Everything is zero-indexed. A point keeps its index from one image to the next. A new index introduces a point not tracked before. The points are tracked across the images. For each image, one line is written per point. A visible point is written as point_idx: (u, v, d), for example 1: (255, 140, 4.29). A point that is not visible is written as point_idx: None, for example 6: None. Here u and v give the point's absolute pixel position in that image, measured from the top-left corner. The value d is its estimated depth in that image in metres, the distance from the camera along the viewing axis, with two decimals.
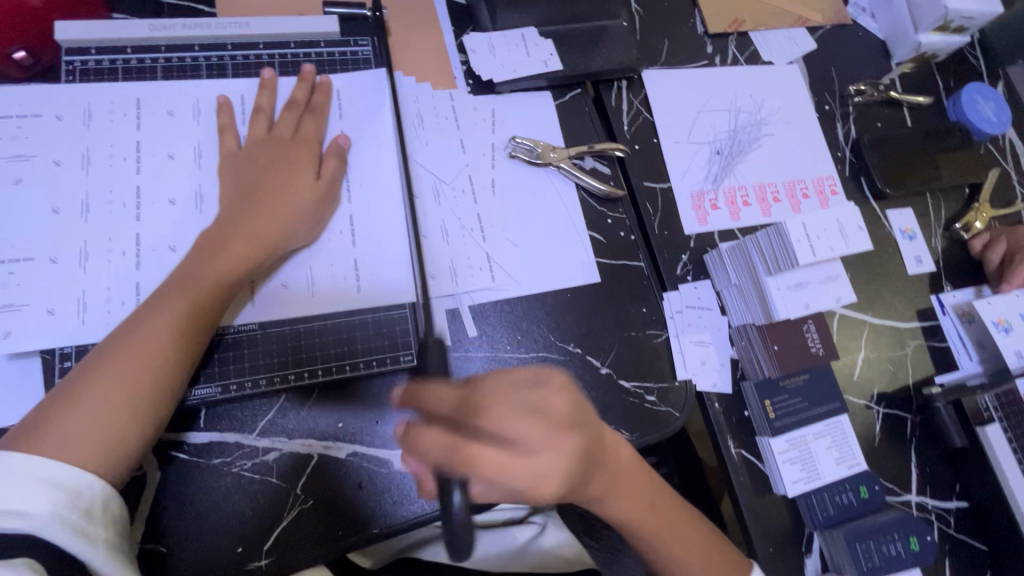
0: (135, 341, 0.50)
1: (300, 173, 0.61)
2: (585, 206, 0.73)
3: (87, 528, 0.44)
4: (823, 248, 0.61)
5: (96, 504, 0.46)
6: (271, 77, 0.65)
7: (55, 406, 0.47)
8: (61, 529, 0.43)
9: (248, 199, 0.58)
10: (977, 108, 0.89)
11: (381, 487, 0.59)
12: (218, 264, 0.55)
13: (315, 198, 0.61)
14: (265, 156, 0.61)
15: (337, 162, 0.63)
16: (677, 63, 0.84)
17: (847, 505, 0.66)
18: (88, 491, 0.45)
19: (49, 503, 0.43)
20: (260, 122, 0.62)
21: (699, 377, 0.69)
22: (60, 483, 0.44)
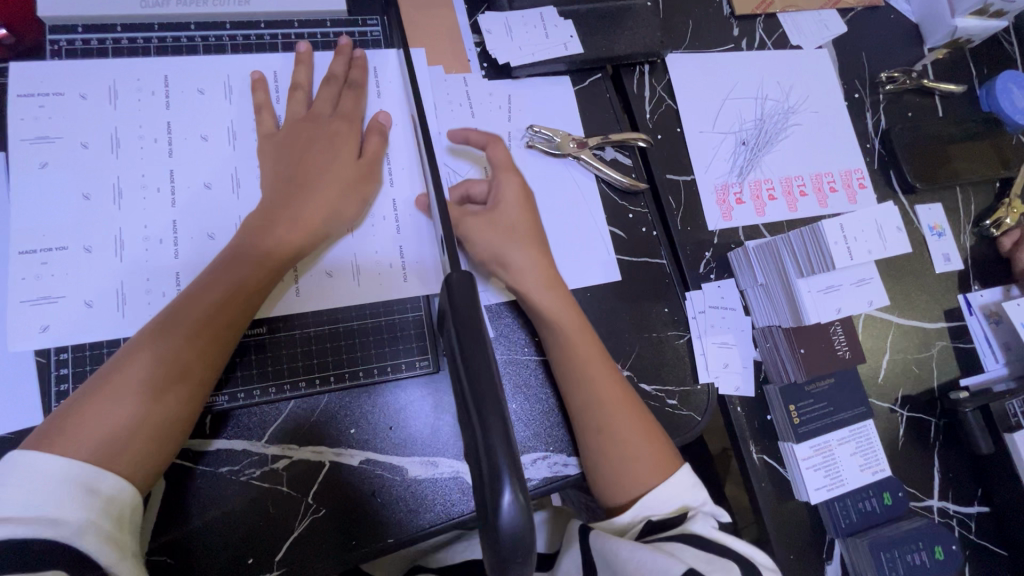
0: (168, 333, 0.47)
1: (342, 156, 0.58)
2: (606, 199, 0.70)
3: (119, 537, 0.42)
4: (861, 250, 0.58)
5: (126, 510, 0.43)
6: (307, 50, 0.61)
7: (84, 401, 0.45)
8: (95, 538, 0.40)
9: (289, 185, 0.56)
10: (1012, 97, 0.85)
11: (396, 496, 0.57)
12: (256, 254, 0.52)
13: (356, 183, 0.58)
14: (304, 140, 0.57)
15: (379, 141, 0.60)
16: (702, 46, 0.79)
17: (871, 512, 0.65)
18: (120, 496, 0.43)
19: (83, 508, 0.40)
20: (299, 99, 0.59)
21: (722, 381, 0.67)
22: (92, 487, 0.41)
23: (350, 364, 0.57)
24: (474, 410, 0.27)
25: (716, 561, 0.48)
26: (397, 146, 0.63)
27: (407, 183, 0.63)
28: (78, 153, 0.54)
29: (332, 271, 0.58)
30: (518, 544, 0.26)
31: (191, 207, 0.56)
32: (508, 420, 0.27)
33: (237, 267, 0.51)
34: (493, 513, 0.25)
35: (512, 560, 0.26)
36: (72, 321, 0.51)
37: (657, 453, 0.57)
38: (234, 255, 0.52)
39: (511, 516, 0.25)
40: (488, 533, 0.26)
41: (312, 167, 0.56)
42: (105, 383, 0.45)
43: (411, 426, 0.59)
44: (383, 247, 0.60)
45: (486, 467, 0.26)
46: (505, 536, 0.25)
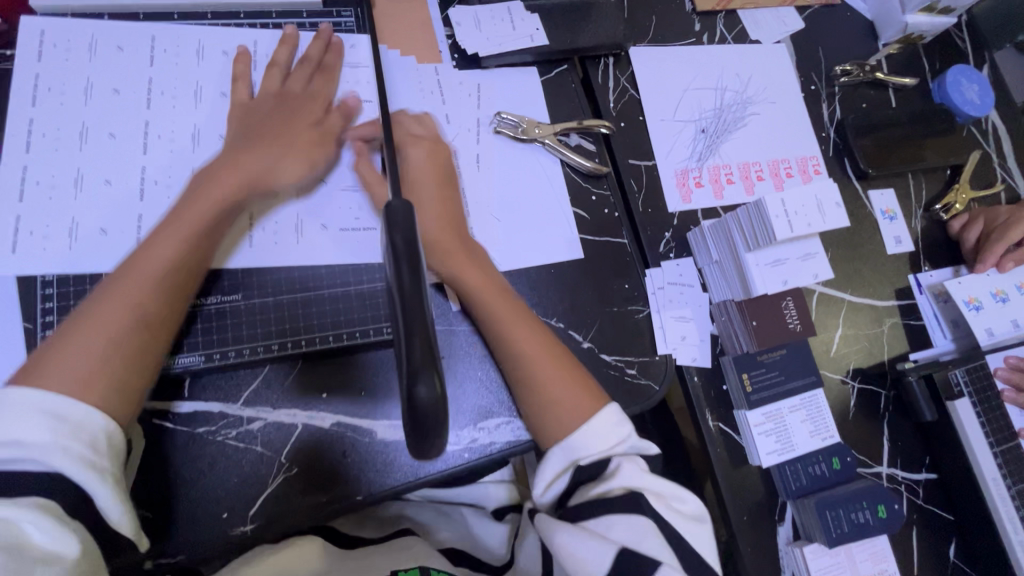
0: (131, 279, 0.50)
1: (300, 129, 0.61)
2: (571, 182, 0.74)
3: (91, 462, 0.44)
4: (801, 223, 0.62)
5: (101, 439, 0.45)
6: (294, 32, 0.65)
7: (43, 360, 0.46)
8: (65, 460, 0.42)
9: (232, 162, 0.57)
10: (961, 89, 0.90)
11: (365, 457, 0.60)
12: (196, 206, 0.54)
13: (310, 142, 0.61)
14: (281, 119, 0.61)
15: (342, 123, 0.64)
16: (664, 40, 0.84)
17: (819, 476, 0.68)
18: (91, 425, 0.45)
19: (51, 432, 0.43)
20: (274, 74, 0.63)
21: (679, 352, 0.70)
22: (60, 415, 0.44)
23: (321, 331, 0.60)
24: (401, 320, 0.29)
25: (636, 518, 0.52)
26: (371, 128, 0.67)
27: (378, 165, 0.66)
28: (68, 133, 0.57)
29: (303, 243, 0.61)
30: (431, 419, 0.28)
31: (172, 178, 0.59)
32: (433, 337, 0.29)
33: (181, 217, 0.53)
34: (409, 394, 0.28)
35: (428, 427, 0.29)
36: (63, 284, 0.54)
37: (588, 389, 0.59)
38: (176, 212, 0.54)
39: (426, 400, 0.27)
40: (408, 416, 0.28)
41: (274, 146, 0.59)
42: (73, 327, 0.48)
43: (381, 392, 0.62)
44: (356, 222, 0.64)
45: (407, 363, 0.28)
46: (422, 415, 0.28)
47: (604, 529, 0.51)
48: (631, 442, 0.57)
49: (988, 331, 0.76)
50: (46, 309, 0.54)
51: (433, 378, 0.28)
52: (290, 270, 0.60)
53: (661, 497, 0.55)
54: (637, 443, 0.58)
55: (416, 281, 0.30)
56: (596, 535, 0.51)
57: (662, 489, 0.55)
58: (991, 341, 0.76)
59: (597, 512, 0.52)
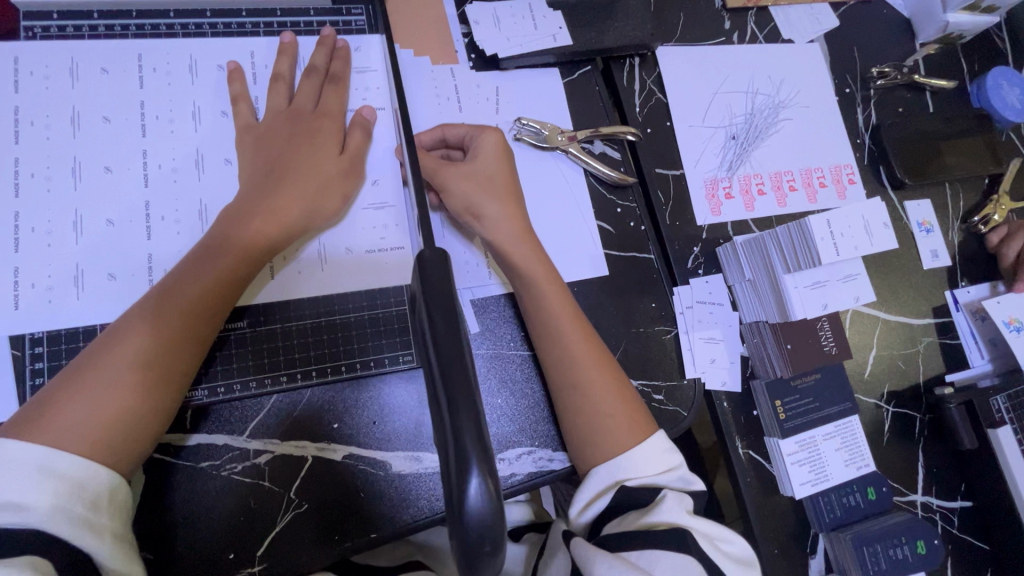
0: (141, 327, 0.46)
1: (322, 146, 0.56)
2: (595, 194, 0.69)
3: (92, 521, 0.40)
4: (847, 245, 0.58)
5: (103, 494, 0.41)
6: (291, 40, 0.60)
7: (52, 405, 0.42)
8: (65, 523, 0.39)
9: (259, 190, 0.53)
10: (1002, 93, 0.85)
11: (380, 491, 0.57)
12: (222, 249, 0.50)
13: (339, 171, 0.57)
14: (290, 129, 0.56)
15: (362, 135, 0.59)
16: (692, 39, 0.79)
17: (854, 507, 0.65)
18: (93, 481, 0.41)
19: (50, 494, 0.39)
20: (280, 91, 0.58)
21: (709, 376, 0.66)
22: (60, 472, 0.40)
23: (332, 358, 0.56)
24: (446, 407, 0.26)
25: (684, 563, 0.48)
26: (383, 137, 0.62)
27: (390, 177, 0.61)
28: (56, 144, 0.52)
29: (312, 266, 0.57)
30: (483, 533, 0.25)
31: (170, 193, 0.54)
32: (482, 420, 0.26)
33: (202, 264, 0.49)
34: (458, 500, 0.24)
35: (478, 548, 0.25)
36: (53, 311, 0.50)
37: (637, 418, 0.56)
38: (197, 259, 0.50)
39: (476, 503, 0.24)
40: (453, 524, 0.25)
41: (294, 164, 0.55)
42: (77, 380, 0.44)
43: (395, 421, 0.59)
44: (370, 239, 0.59)
45: (454, 454, 0.25)
46: (471, 524, 0.25)
47: (646, 566, 0.47)
48: (681, 473, 0.55)
49: None
50: (34, 339, 0.49)
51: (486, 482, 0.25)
52: (300, 296, 0.56)
53: (707, 537, 0.51)
54: (688, 479, 0.56)
55: (456, 349, 0.28)
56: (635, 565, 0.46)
57: (709, 531, 0.52)
58: None
59: (638, 545, 0.48)
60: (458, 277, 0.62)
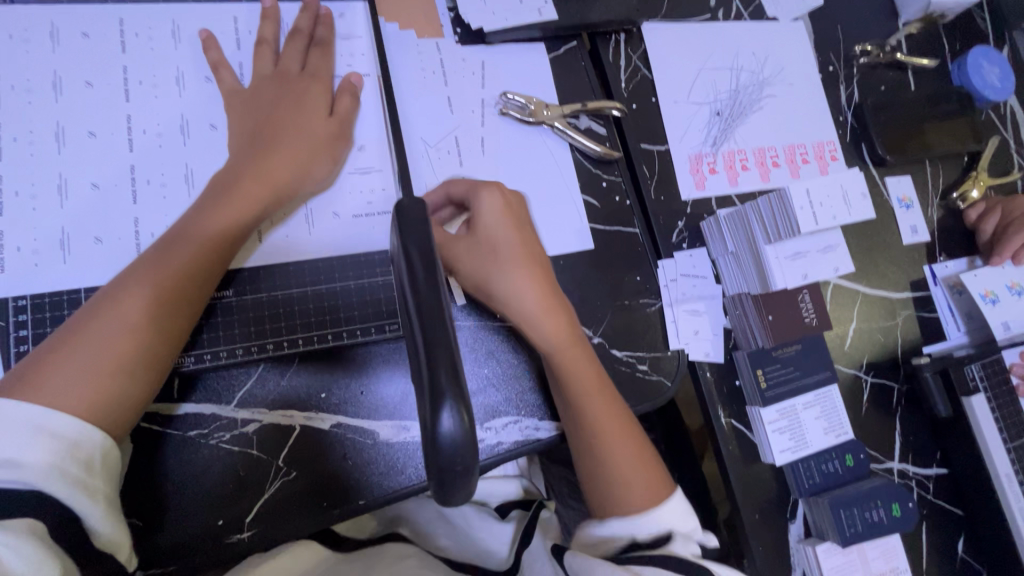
0: (131, 290, 0.46)
1: (312, 115, 0.57)
2: (580, 169, 0.70)
3: (85, 482, 0.41)
4: (826, 215, 0.59)
5: (97, 456, 0.42)
6: (273, 5, 0.60)
7: (44, 363, 0.43)
8: (60, 482, 0.40)
9: (247, 154, 0.54)
10: (982, 72, 0.86)
11: (368, 459, 0.57)
12: (211, 216, 0.50)
13: (328, 136, 0.57)
14: (277, 98, 0.56)
15: (351, 101, 0.60)
16: (678, 16, 0.79)
17: (832, 473, 0.67)
18: (88, 443, 0.42)
19: (46, 453, 0.40)
20: (264, 53, 0.58)
21: (692, 347, 0.68)
22: (57, 432, 0.41)
23: (318, 328, 0.56)
24: (423, 346, 0.28)
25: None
26: (369, 108, 0.62)
27: (376, 148, 0.61)
28: (37, 112, 0.52)
29: (298, 236, 0.58)
30: (457, 457, 0.27)
31: (155, 162, 0.54)
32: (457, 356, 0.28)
33: (191, 230, 0.50)
34: (431, 428, 0.27)
35: (451, 475, 0.28)
36: (38, 279, 0.50)
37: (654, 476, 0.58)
38: (186, 226, 0.50)
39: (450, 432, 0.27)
40: (430, 450, 0.27)
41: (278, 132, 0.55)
42: (67, 343, 0.44)
43: (382, 391, 0.59)
44: (355, 209, 0.60)
45: (430, 387, 0.28)
46: (445, 451, 0.27)
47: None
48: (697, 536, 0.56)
49: (1004, 325, 0.75)
50: (18, 306, 0.49)
51: (460, 411, 0.27)
52: (286, 266, 0.57)
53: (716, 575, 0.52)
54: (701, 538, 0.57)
55: (433, 293, 0.30)
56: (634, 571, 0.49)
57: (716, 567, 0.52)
58: (1005, 335, 0.75)
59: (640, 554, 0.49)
60: None
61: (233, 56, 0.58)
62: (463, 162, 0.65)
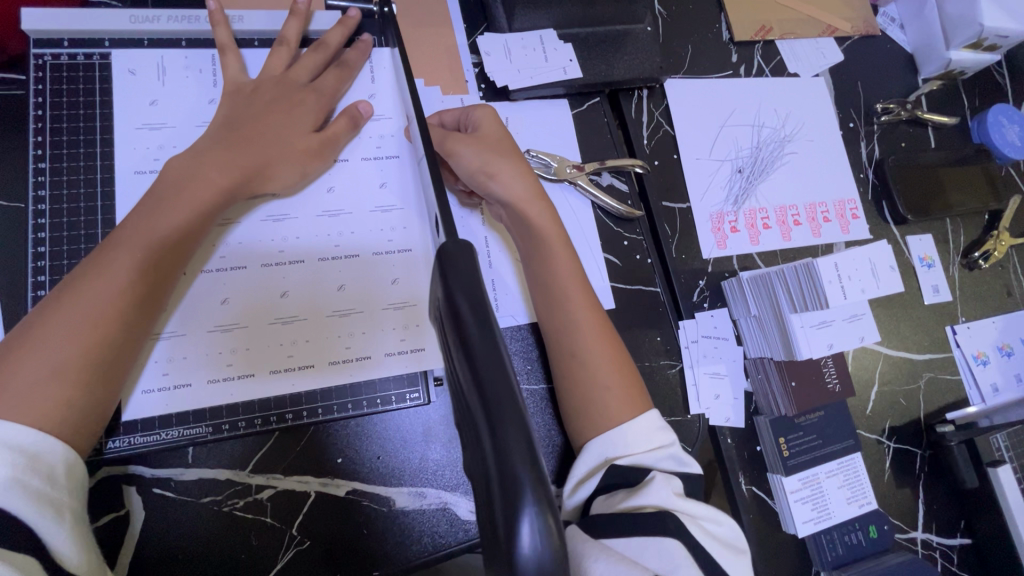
0: (88, 289, 0.44)
1: (297, 122, 0.56)
2: (602, 226, 0.69)
3: (50, 495, 0.39)
4: (854, 288, 0.59)
5: (59, 468, 0.41)
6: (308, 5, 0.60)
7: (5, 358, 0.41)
8: (21, 496, 0.37)
9: (223, 140, 0.52)
10: (1002, 130, 0.87)
11: (383, 527, 0.56)
12: (166, 221, 0.48)
13: (301, 150, 0.55)
14: (262, 101, 0.55)
15: (347, 125, 0.58)
16: (700, 71, 0.79)
17: (855, 545, 0.65)
18: (47, 454, 0.40)
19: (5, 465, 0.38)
20: (280, 54, 0.58)
21: (713, 412, 0.66)
22: (14, 444, 0.39)
23: (338, 395, 0.54)
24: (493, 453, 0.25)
25: None
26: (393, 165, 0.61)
27: (397, 185, 0.60)
28: (69, 175, 0.52)
29: (308, 263, 0.55)
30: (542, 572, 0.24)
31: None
32: (530, 433, 0.25)
33: (143, 231, 0.47)
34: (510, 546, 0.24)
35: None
36: None
37: (628, 386, 0.55)
38: (141, 210, 0.48)
39: (530, 548, 0.23)
40: (510, 572, 0.24)
41: (263, 129, 0.54)
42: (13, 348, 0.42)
43: (399, 455, 0.58)
44: (379, 269, 0.57)
45: (501, 492, 0.24)
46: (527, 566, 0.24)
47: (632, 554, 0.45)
48: (673, 451, 0.54)
49: (988, 384, 0.78)
50: None
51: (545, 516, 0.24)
52: (290, 294, 0.54)
53: (694, 520, 0.49)
54: (681, 460, 0.54)
55: (496, 362, 0.26)
56: (627, 559, 0.43)
57: (698, 511, 0.50)
58: (989, 393, 0.78)
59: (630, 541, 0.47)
60: None
61: None
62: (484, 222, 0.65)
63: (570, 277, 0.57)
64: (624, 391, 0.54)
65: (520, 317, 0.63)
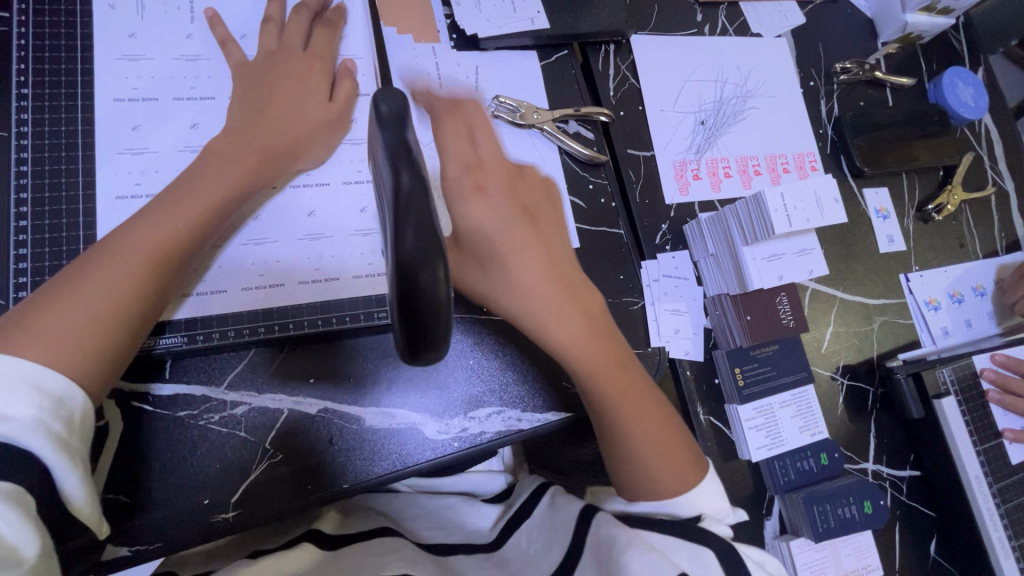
0: (128, 245, 0.46)
1: (314, 94, 0.59)
2: (568, 170, 0.72)
3: (68, 442, 0.40)
4: (799, 218, 0.62)
5: (77, 415, 0.41)
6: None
7: (41, 303, 0.43)
8: (44, 437, 0.38)
9: (254, 115, 0.56)
10: (957, 91, 0.90)
11: (352, 444, 0.59)
12: (210, 184, 0.51)
13: (325, 122, 0.59)
14: (277, 67, 0.59)
15: (350, 84, 0.62)
16: (666, 29, 0.83)
17: (807, 471, 0.69)
18: (71, 400, 0.41)
19: (31, 407, 0.38)
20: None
21: (673, 345, 0.70)
22: (42, 386, 0.39)
23: (309, 314, 0.57)
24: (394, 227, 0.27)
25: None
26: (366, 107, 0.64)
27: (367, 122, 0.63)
28: (51, 100, 0.55)
29: (280, 189, 0.58)
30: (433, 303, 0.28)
31: (157, 132, 0.56)
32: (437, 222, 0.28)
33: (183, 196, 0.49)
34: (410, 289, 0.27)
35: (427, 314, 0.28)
36: (38, 259, 0.52)
37: (675, 454, 0.55)
38: (182, 180, 0.51)
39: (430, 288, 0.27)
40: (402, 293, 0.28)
41: (284, 104, 0.57)
42: (50, 296, 0.43)
43: (369, 378, 0.61)
44: (350, 197, 0.60)
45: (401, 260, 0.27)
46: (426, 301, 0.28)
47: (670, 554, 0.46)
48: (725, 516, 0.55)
49: (941, 329, 0.82)
50: (19, 284, 0.51)
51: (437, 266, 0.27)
52: (263, 217, 0.57)
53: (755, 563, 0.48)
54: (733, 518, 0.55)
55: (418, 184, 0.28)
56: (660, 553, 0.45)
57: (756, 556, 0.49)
58: (940, 336, 0.82)
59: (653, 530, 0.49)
60: None
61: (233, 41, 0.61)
62: None
63: (600, 354, 0.54)
64: (670, 467, 0.54)
65: None
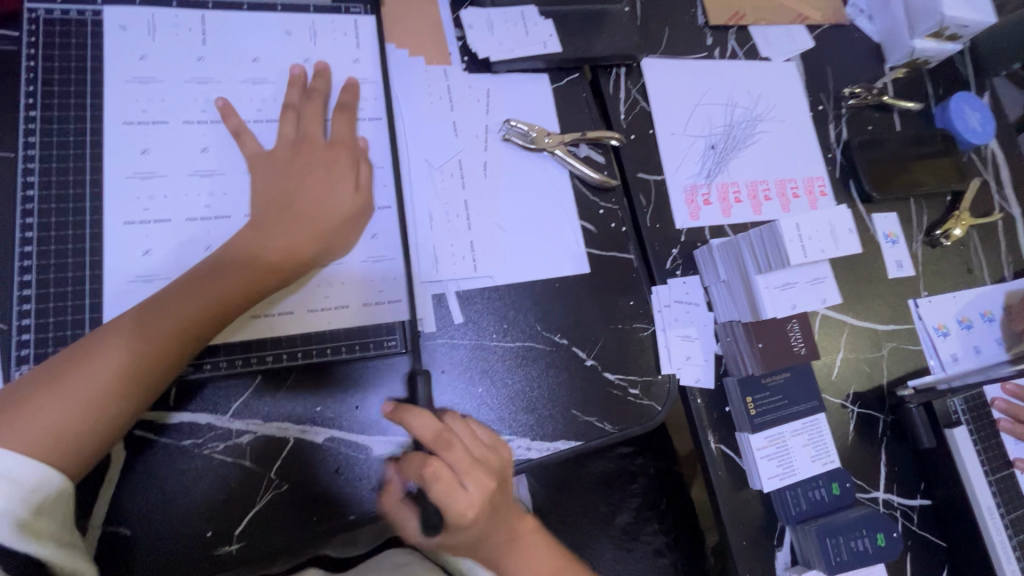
0: (129, 341, 0.47)
1: (339, 186, 0.57)
2: (578, 194, 0.72)
3: (36, 523, 0.40)
4: (814, 248, 0.62)
5: (51, 498, 0.42)
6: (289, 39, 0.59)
7: (37, 387, 0.44)
8: (9, 524, 0.39)
9: (274, 203, 0.55)
10: (964, 117, 0.90)
11: (359, 474, 0.58)
12: (200, 300, 0.50)
13: (345, 213, 0.57)
14: (304, 154, 0.57)
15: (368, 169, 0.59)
16: (676, 52, 0.83)
17: (818, 501, 0.68)
18: (47, 484, 0.41)
19: (1, 497, 0.39)
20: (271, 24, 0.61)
21: (684, 372, 0.69)
22: (15, 476, 0.40)
23: (317, 341, 0.57)
24: None
25: None
26: (377, 131, 0.64)
27: (376, 147, 0.63)
28: (60, 123, 0.54)
29: None
30: None
31: (166, 156, 0.56)
32: None
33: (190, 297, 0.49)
34: None
35: None
36: (44, 285, 0.51)
37: None
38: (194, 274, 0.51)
39: None
40: None
41: (306, 196, 0.56)
42: (46, 380, 0.44)
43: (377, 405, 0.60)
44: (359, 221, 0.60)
45: None
46: None
47: None
48: None
49: (949, 356, 0.81)
50: (24, 311, 0.50)
51: None
52: None
53: None
54: None
55: None
56: None
57: None
58: (949, 363, 0.81)
59: None
60: (441, 268, 0.63)
61: (244, 63, 0.60)
62: (464, 186, 0.67)
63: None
64: None
65: (493, 278, 0.65)
